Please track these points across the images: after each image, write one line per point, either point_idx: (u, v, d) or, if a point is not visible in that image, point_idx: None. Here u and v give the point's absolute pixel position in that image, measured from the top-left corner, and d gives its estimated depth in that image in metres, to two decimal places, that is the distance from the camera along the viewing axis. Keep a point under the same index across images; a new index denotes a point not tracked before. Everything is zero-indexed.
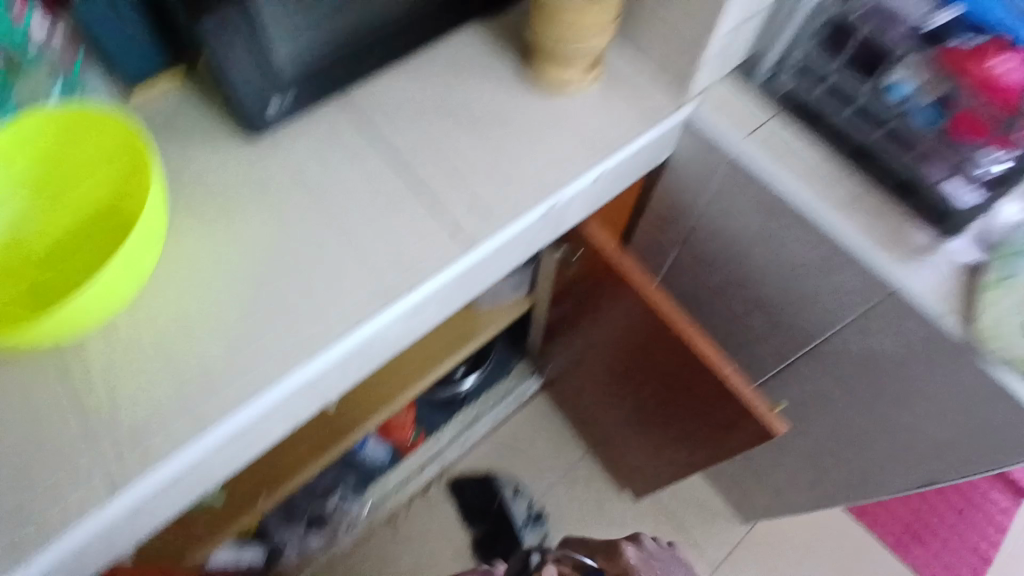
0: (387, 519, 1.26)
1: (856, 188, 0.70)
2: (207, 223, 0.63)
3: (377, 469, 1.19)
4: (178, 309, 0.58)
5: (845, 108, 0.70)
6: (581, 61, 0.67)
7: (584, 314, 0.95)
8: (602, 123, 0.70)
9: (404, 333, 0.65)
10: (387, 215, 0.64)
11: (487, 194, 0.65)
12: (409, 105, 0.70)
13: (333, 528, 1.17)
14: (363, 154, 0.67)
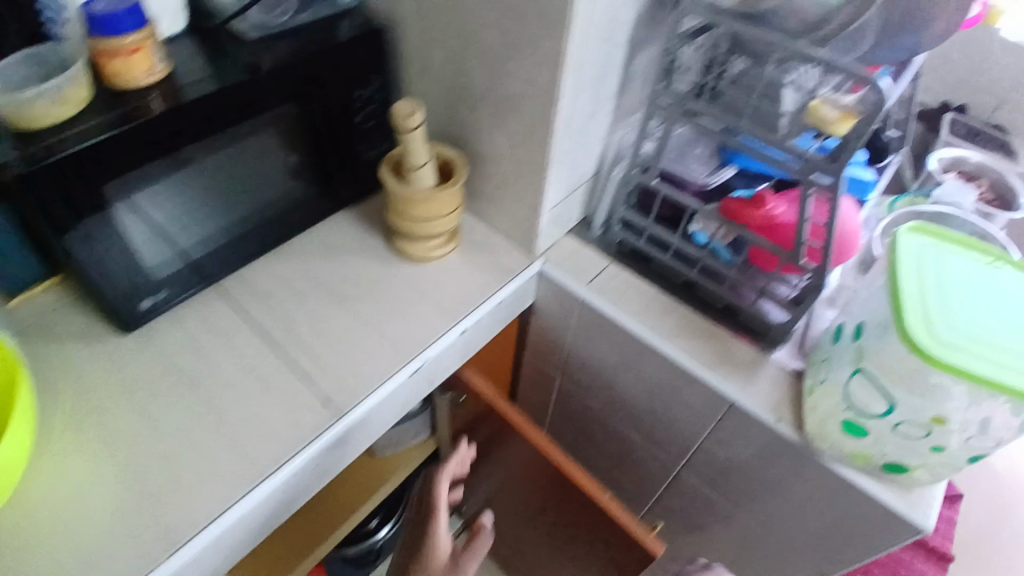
0: None
1: (685, 317, 0.81)
2: (80, 427, 0.64)
3: None
4: (41, 524, 0.58)
5: (667, 253, 0.83)
6: (438, 235, 0.79)
7: (483, 450, 0.98)
8: (459, 284, 0.80)
9: (295, 496, 0.67)
10: (261, 393, 0.68)
11: (355, 363, 0.71)
12: (283, 287, 0.77)
13: None
14: (237, 335, 0.73)
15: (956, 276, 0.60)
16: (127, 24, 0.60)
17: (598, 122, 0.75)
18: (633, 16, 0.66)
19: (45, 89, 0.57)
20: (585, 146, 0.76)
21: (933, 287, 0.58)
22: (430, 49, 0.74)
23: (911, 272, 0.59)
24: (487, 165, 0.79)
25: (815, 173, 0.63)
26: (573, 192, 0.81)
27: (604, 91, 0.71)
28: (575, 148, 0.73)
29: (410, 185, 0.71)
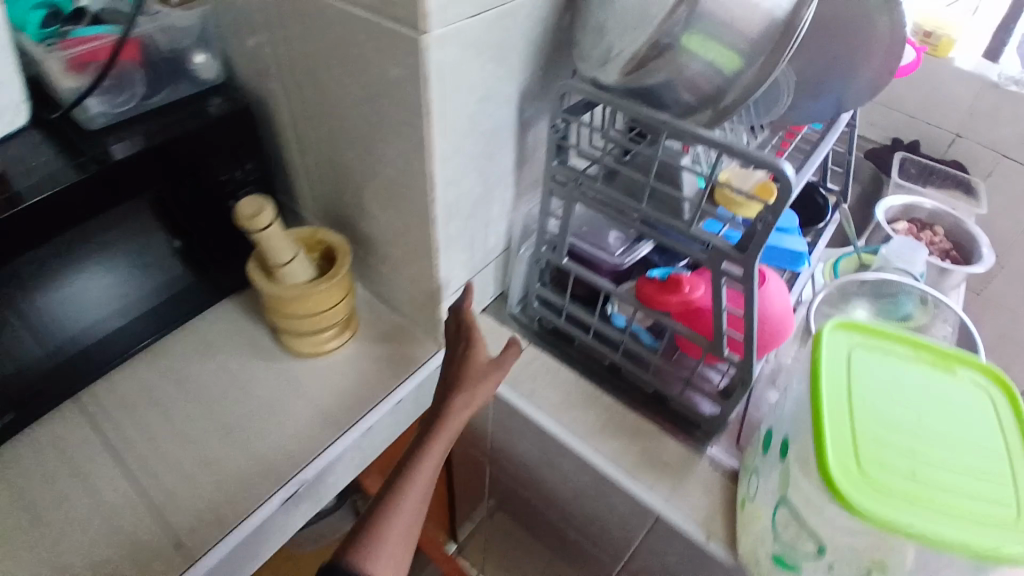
0: None
1: (608, 408, 0.73)
2: None
3: None
4: None
5: (588, 334, 0.76)
6: (328, 328, 0.71)
7: None
8: (353, 384, 0.72)
9: None
10: (106, 536, 0.59)
11: (220, 491, 0.62)
12: (152, 397, 0.69)
13: None
14: (93, 459, 0.64)
15: (884, 381, 0.52)
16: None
17: (496, 201, 0.68)
18: (513, 92, 0.59)
19: None
20: (482, 227, 0.69)
21: (856, 405, 0.50)
22: (305, 130, 0.67)
23: (831, 385, 0.52)
24: (380, 250, 0.71)
25: (723, 263, 0.56)
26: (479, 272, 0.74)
27: (494, 170, 0.64)
28: (469, 231, 0.67)
29: (281, 283, 0.63)
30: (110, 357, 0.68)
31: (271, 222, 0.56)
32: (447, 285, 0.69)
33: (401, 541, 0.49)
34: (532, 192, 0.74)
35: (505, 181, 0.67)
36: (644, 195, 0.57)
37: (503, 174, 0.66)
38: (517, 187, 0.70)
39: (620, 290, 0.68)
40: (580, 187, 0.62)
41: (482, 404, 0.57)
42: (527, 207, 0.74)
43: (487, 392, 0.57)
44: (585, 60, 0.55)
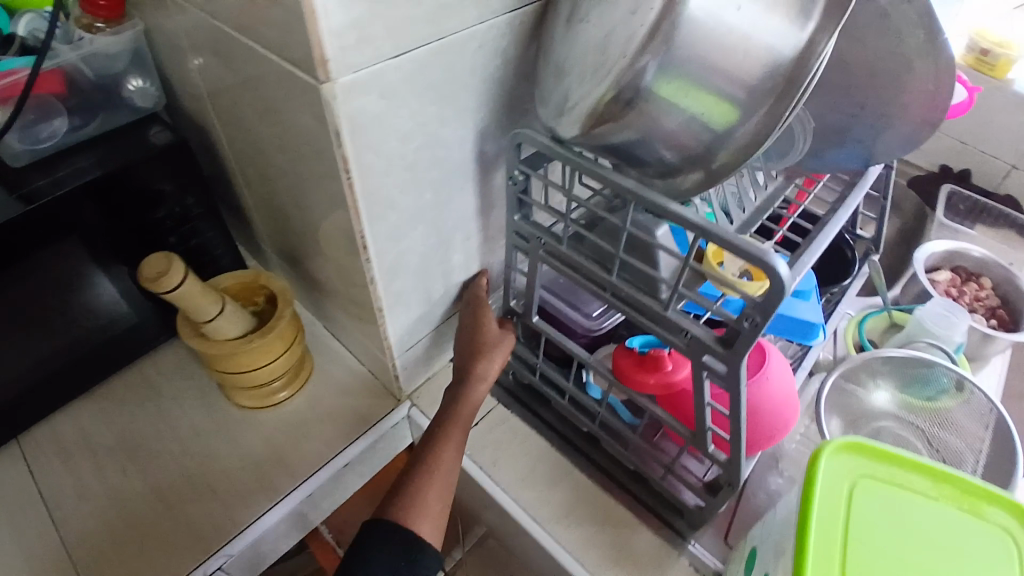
0: None
1: (580, 486, 0.64)
2: None
3: None
4: None
5: (563, 397, 0.67)
6: (274, 380, 0.65)
7: None
8: (298, 440, 0.65)
9: None
10: None
11: (137, 561, 0.57)
12: (86, 443, 0.64)
13: None
14: (15, 514, 0.60)
15: (890, 527, 0.42)
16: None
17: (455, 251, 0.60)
18: (465, 135, 0.51)
19: None
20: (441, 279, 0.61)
21: (849, 559, 0.40)
22: (246, 163, 0.60)
23: (821, 528, 0.41)
24: (331, 294, 0.65)
25: (705, 354, 0.47)
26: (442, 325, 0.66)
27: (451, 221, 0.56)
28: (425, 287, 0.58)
29: (211, 338, 0.57)
30: (41, 400, 0.64)
31: (182, 279, 0.50)
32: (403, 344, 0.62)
33: (446, 487, 0.53)
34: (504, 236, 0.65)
35: (466, 230, 0.59)
36: (613, 266, 0.48)
37: (462, 222, 0.58)
38: (484, 235, 0.61)
39: (594, 359, 0.59)
40: (545, 246, 0.53)
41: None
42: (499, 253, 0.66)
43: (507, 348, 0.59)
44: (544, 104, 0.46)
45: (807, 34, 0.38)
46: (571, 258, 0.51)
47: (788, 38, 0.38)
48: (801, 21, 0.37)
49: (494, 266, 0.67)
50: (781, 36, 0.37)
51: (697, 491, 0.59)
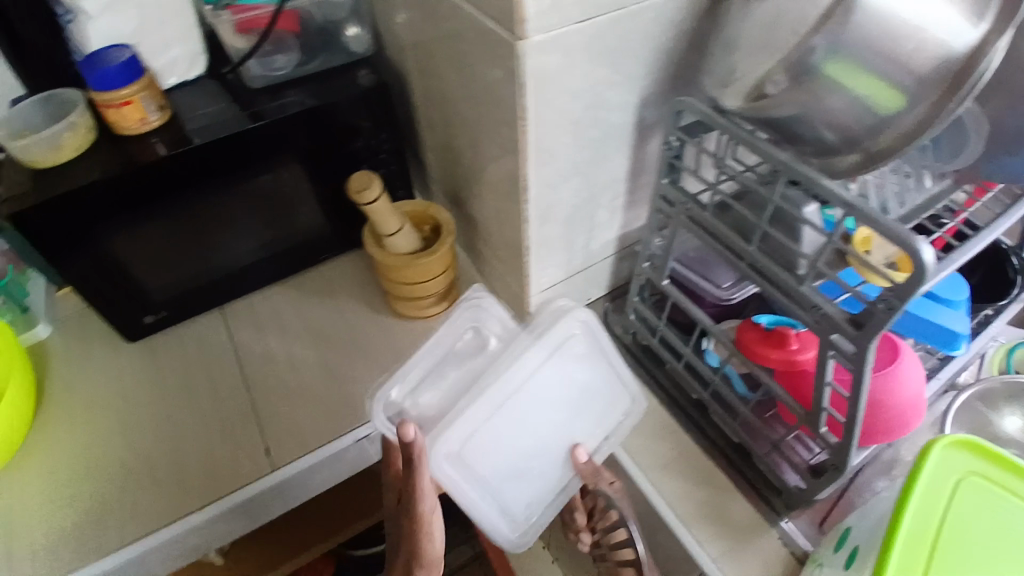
0: None
1: (681, 444, 0.68)
2: (75, 419, 0.74)
3: None
4: (18, 501, 0.68)
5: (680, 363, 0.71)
6: (426, 297, 0.75)
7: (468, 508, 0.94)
8: None
9: (218, 534, 0.70)
10: (211, 426, 0.72)
11: (304, 418, 0.71)
12: (273, 320, 0.80)
13: None
14: (220, 362, 0.77)
15: (987, 518, 0.46)
16: (121, 78, 0.65)
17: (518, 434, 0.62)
18: (629, 98, 0.56)
19: (44, 136, 0.64)
20: (530, 451, 0.64)
21: (942, 539, 0.45)
22: (429, 107, 0.69)
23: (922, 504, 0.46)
24: (483, 233, 0.73)
25: (833, 333, 0.49)
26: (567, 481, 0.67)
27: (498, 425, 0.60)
28: (501, 469, 0.62)
29: (386, 250, 0.68)
30: (247, 279, 0.80)
31: (378, 195, 0.61)
32: (509, 513, 0.65)
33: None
34: (588, 369, 0.66)
35: (521, 411, 0.61)
36: (753, 237, 0.51)
37: (515, 447, 0.62)
38: (548, 386, 0.63)
39: (718, 328, 0.61)
40: (688, 212, 0.56)
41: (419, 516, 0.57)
42: (591, 376, 0.66)
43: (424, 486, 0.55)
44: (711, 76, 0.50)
45: (981, 31, 0.39)
46: (712, 224, 0.53)
47: (962, 35, 0.39)
48: (975, 18, 0.39)
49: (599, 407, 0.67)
50: (955, 32, 0.40)
51: (801, 472, 0.60)
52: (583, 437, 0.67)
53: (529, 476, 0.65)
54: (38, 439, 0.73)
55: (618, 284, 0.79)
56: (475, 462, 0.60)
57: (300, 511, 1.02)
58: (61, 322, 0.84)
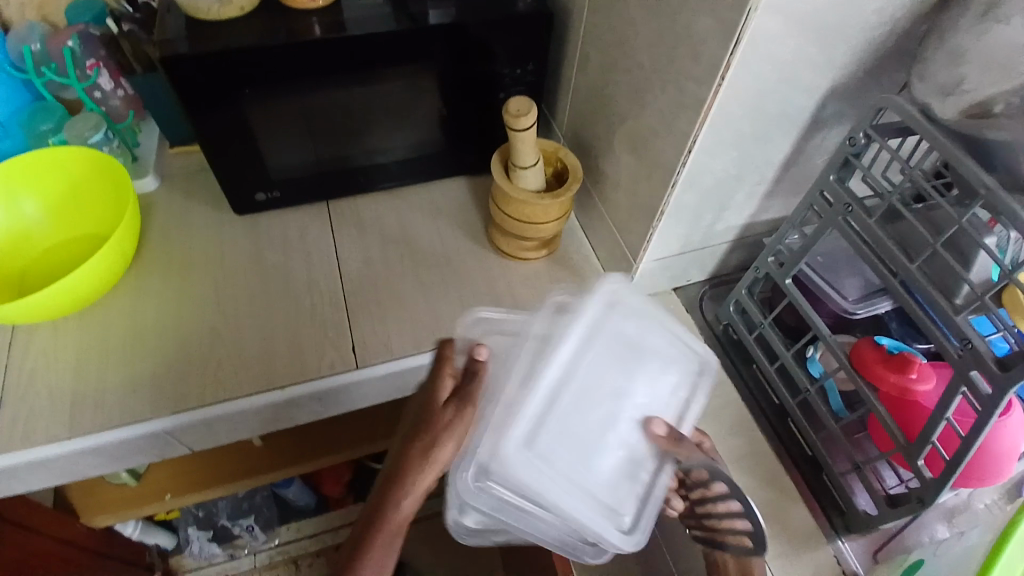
0: (291, 558, 1.30)
1: (756, 442, 0.68)
2: (171, 274, 0.76)
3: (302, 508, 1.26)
4: (109, 339, 0.70)
5: (772, 364, 0.70)
6: (533, 239, 0.74)
7: None
8: (527, 292, 0.76)
9: (288, 416, 0.71)
10: (305, 311, 0.73)
11: (391, 326, 0.72)
12: (376, 228, 0.81)
13: (232, 548, 1.25)
14: (317, 253, 0.78)
15: None
16: None
17: (564, 426, 0.50)
18: (818, 84, 0.54)
19: None
20: (589, 445, 0.50)
21: None
22: (590, 49, 0.68)
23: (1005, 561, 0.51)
24: (607, 188, 0.72)
25: (974, 370, 0.49)
26: (654, 462, 0.52)
27: (551, 429, 0.49)
28: (559, 469, 0.49)
29: (514, 183, 0.67)
30: (359, 179, 0.80)
31: (531, 125, 0.61)
32: (604, 506, 0.51)
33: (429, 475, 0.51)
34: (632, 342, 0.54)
35: (575, 410, 0.51)
36: (922, 256, 0.51)
37: (568, 444, 0.50)
38: (585, 368, 0.51)
39: (834, 340, 0.61)
40: (849, 213, 0.57)
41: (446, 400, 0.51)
42: (632, 331, 0.55)
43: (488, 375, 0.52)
44: (923, 82, 0.51)
45: None
46: (874, 230, 0.55)
47: None
48: None
49: (657, 377, 0.55)
50: None
51: (876, 498, 0.60)
52: (658, 408, 0.53)
53: (591, 474, 0.50)
54: (133, 284, 0.75)
55: (721, 274, 0.78)
56: (539, 455, 0.49)
57: (340, 416, 1.02)
58: (168, 179, 0.85)
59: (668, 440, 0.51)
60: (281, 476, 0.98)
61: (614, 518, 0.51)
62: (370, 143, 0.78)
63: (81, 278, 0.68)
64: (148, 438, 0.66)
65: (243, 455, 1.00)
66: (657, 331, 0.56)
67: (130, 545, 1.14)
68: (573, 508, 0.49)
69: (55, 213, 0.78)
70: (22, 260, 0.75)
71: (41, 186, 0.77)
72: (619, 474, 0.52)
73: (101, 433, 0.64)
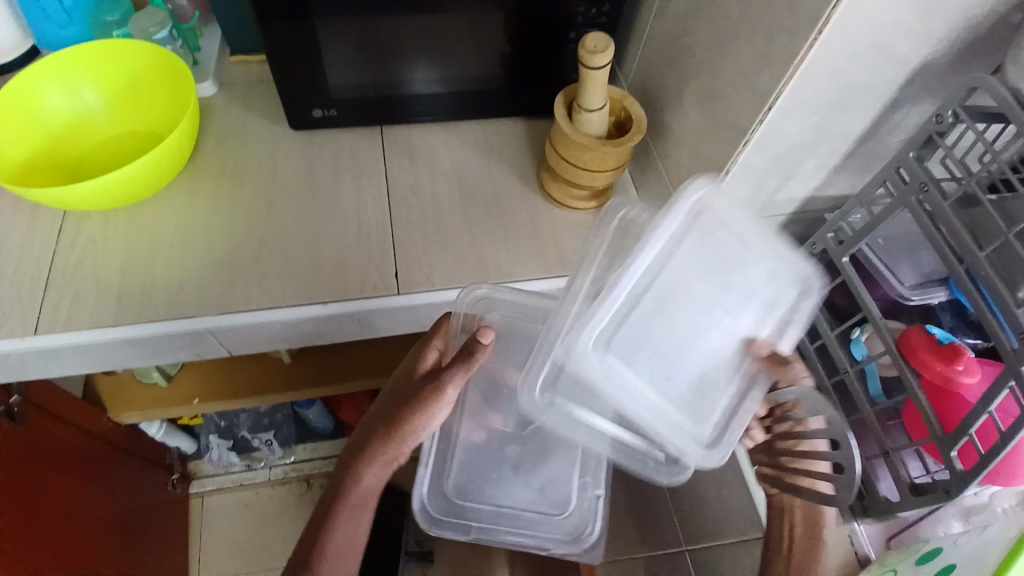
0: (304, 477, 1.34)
1: None
2: (221, 181, 0.76)
3: (320, 428, 1.30)
4: (158, 237, 0.72)
5: (811, 344, 0.69)
6: (584, 189, 0.73)
7: None
8: (571, 241, 0.75)
9: (324, 333, 0.72)
10: (349, 233, 0.73)
11: (431, 258, 0.72)
12: (427, 159, 0.80)
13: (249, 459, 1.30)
14: (366, 178, 0.78)
15: None
16: None
17: (647, 335, 0.50)
18: (913, 54, 0.51)
19: None
20: (674, 358, 0.51)
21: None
22: None
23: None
24: (668, 144, 0.70)
25: None
26: (739, 377, 0.54)
27: (628, 333, 0.49)
28: (634, 373, 0.49)
29: (575, 126, 0.65)
30: (415, 107, 0.79)
31: (606, 64, 0.59)
32: (689, 425, 0.52)
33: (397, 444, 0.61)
34: (719, 260, 0.51)
35: (657, 320, 0.50)
36: (992, 244, 0.50)
37: (647, 352, 0.50)
38: (676, 278, 0.50)
39: (884, 325, 0.60)
40: (923, 195, 0.55)
41: (445, 376, 0.59)
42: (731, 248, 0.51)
43: (462, 374, 0.59)
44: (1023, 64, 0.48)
45: None
46: (947, 214, 0.53)
47: None
48: None
49: (749, 299, 0.52)
50: None
51: (899, 485, 0.60)
52: (758, 324, 0.53)
53: (670, 382, 0.51)
54: (185, 186, 0.76)
55: None
56: (619, 365, 0.49)
57: (369, 345, 1.04)
58: (226, 86, 0.85)
59: (768, 359, 0.53)
60: (307, 394, 1.01)
61: (695, 435, 0.52)
62: (430, 71, 0.77)
63: (136, 172, 0.69)
64: (190, 337, 0.68)
65: (267, 370, 1.02)
66: (756, 249, 0.52)
67: (154, 443, 1.19)
68: (651, 415, 0.50)
69: (113, 107, 0.78)
70: (78, 150, 0.76)
71: (101, 78, 0.78)
72: (698, 384, 0.53)
73: (144, 326, 0.66)
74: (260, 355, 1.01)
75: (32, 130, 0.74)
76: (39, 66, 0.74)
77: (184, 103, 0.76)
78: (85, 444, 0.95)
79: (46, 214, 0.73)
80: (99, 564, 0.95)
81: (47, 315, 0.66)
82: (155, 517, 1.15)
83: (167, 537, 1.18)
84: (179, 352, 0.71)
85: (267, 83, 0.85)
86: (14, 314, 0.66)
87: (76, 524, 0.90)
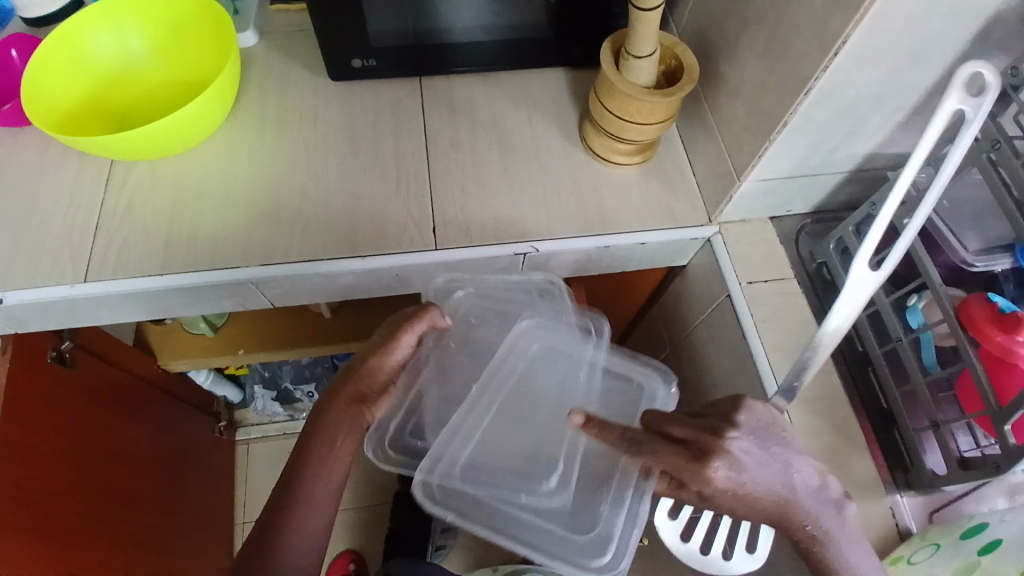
0: None
1: (831, 386, 0.65)
2: (259, 134, 0.76)
3: None
4: (200, 188, 0.72)
5: (863, 310, 0.66)
6: (626, 143, 0.70)
7: None
8: (612, 198, 0.73)
9: (363, 286, 0.72)
10: (385, 186, 0.73)
11: (469, 213, 0.71)
12: (468, 112, 0.79)
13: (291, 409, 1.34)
14: (405, 131, 0.77)
15: None
16: None
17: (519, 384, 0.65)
18: (995, 0, 0.46)
19: None
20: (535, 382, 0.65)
21: None
22: None
23: None
24: (722, 97, 0.67)
25: None
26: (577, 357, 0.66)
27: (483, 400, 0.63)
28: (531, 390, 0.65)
29: (623, 75, 0.62)
30: (456, 57, 0.77)
31: (659, 6, 0.56)
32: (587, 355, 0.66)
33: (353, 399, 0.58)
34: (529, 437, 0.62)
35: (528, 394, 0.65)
36: None
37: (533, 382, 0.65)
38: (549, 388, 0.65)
39: (943, 292, 0.57)
40: (994, 152, 0.51)
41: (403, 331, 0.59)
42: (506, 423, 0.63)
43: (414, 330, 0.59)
44: None
45: None
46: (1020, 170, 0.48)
47: None
48: None
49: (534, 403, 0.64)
50: None
51: (948, 459, 0.58)
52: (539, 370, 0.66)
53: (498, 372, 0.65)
54: (226, 137, 0.76)
55: (825, 208, 0.72)
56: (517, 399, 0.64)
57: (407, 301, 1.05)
58: (267, 36, 0.84)
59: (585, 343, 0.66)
60: (347, 347, 1.03)
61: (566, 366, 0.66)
62: (472, 19, 0.74)
63: (179, 122, 0.69)
64: (234, 287, 0.69)
65: (309, 323, 1.04)
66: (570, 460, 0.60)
67: (201, 390, 1.23)
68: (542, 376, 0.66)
69: (157, 53, 0.79)
70: (123, 99, 0.76)
71: (145, 23, 0.78)
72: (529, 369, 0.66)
73: (189, 275, 0.67)
74: (301, 309, 1.03)
75: (80, 75, 0.75)
76: (85, 12, 0.75)
77: (227, 53, 0.75)
78: (133, 389, 0.99)
79: (94, 162, 0.75)
80: (151, 500, 1.01)
81: (95, 261, 0.68)
82: (201, 460, 1.21)
83: (211, 480, 1.23)
84: (221, 302, 0.72)
85: (310, 33, 0.84)
86: (64, 258, 0.68)
87: (129, 462, 0.96)
